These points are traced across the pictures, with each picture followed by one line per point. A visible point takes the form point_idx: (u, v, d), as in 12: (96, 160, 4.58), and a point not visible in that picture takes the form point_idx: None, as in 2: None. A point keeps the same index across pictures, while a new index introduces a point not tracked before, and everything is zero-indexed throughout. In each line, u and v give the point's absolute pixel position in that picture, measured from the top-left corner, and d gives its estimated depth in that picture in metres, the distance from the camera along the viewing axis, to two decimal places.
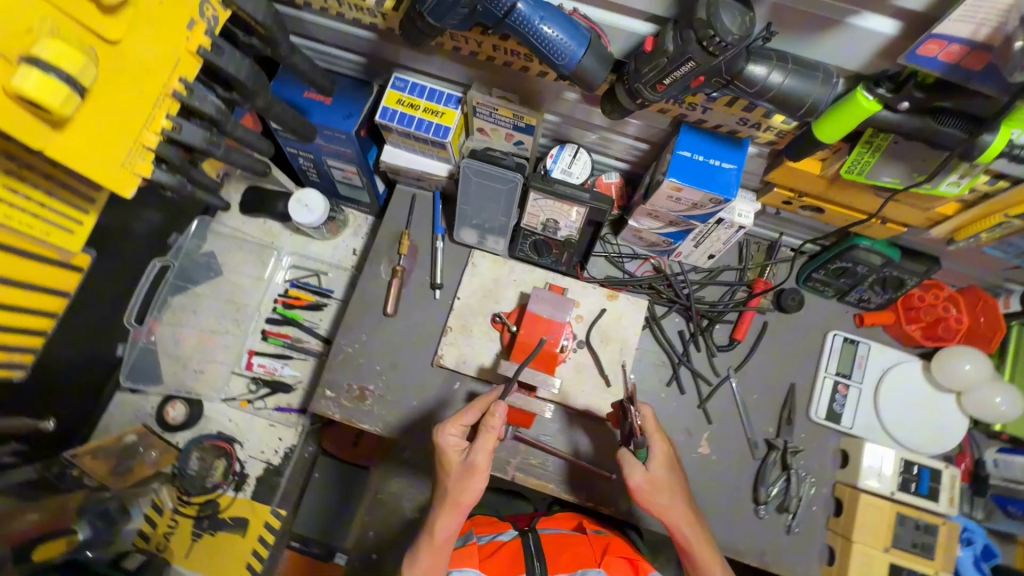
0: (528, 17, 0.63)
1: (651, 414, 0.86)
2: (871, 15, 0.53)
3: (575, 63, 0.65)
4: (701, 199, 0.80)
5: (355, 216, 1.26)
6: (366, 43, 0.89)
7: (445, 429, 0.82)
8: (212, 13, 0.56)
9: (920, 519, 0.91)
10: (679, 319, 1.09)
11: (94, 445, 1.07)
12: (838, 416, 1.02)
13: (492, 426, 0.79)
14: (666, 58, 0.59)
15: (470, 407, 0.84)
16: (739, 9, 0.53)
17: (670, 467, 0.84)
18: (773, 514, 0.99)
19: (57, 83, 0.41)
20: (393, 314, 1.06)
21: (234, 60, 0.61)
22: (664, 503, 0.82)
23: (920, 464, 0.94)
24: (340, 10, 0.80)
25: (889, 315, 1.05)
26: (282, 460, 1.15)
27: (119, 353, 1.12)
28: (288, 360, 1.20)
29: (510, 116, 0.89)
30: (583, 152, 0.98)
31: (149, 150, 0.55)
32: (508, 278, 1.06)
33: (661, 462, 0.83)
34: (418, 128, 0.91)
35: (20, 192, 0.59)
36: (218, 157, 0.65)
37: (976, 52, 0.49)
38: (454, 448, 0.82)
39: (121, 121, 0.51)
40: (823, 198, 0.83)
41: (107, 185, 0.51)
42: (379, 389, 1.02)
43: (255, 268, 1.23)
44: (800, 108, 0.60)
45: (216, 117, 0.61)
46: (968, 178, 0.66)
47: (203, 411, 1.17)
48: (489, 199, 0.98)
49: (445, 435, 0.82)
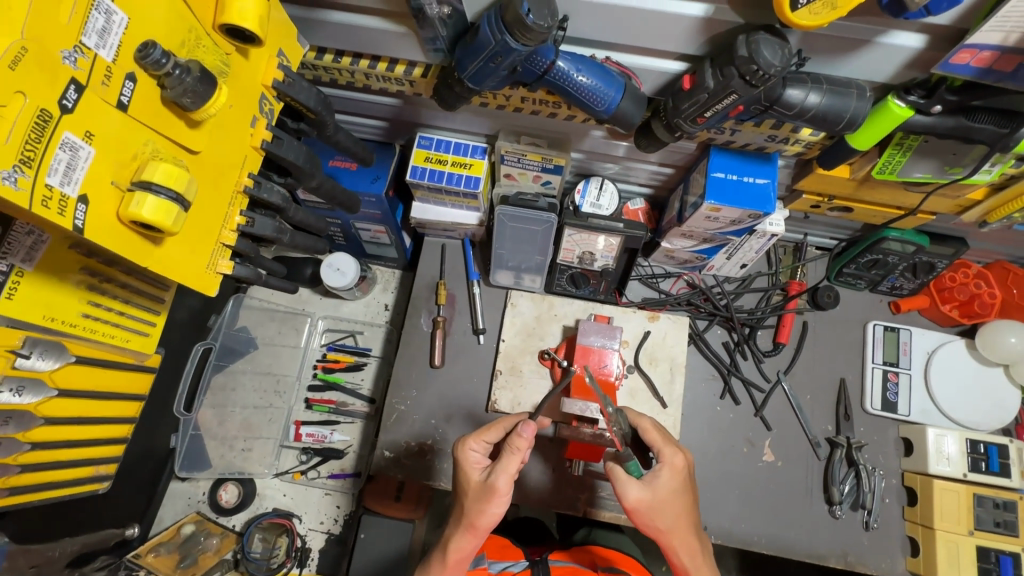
0: (565, 72, 0.65)
1: (651, 425, 0.82)
2: (898, 33, 0.56)
3: (613, 107, 0.69)
4: (740, 216, 0.83)
5: (384, 272, 1.28)
6: (390, 108, 0.92)
7: (468, 443, 0.80)
8: (267, 110, 0.60)
9: (997, 497, 0.92)
10: (721, 331, 1.10)
11: (155, 542, 1.04)
12: (894, 405, 1.03)
13: (516, 445, 0.73)
14: (707, 93, 0.61)
15: (493, 425, 0.82)
16: (778, 43, 0.56)
17: (681, 485, 0.76)
18: (848, 513, 0.99)
19: (171, 204, 0.42)
20: (441, 365, 1.07)
21: (292, 147, 0.63)
22: (665, 526, 0.75)
23: (986, 443, 0.95)
24: (367, 82, 0.83)
25: (924, 299, 1.08)
26: (343, 527, 1.14)
27: (171, 444, 1.10)
28: (336, 425, 1.18)
29: (538, 159, 0.91)
30: (608, 183, 1.00)
31: (227, 247, 0.56)
32: (550, 314, 1.07)
33: (669, 481, 0.76)
34: (449, 182, 0.93)
35: (103, 304, 0.58)
36: (286, 242, 0.66)
37: (1007, 56, 0.52)
38: (475, 465, 0.78)
39: (205, 226, 0.52)
40: (853, 198, 0.87)
41: (198, 288, 0.52)
42: (438, 443, 1.02)
43: (290, 337, 1.22)
44: (839, 122, 0.63)
45: (282, 205, 0.62)
46: (1000, 165, 0.70)
47: (256, 489, 1.15)
48: (524, 240, 1.00)
49: (467, 450, 0.79)
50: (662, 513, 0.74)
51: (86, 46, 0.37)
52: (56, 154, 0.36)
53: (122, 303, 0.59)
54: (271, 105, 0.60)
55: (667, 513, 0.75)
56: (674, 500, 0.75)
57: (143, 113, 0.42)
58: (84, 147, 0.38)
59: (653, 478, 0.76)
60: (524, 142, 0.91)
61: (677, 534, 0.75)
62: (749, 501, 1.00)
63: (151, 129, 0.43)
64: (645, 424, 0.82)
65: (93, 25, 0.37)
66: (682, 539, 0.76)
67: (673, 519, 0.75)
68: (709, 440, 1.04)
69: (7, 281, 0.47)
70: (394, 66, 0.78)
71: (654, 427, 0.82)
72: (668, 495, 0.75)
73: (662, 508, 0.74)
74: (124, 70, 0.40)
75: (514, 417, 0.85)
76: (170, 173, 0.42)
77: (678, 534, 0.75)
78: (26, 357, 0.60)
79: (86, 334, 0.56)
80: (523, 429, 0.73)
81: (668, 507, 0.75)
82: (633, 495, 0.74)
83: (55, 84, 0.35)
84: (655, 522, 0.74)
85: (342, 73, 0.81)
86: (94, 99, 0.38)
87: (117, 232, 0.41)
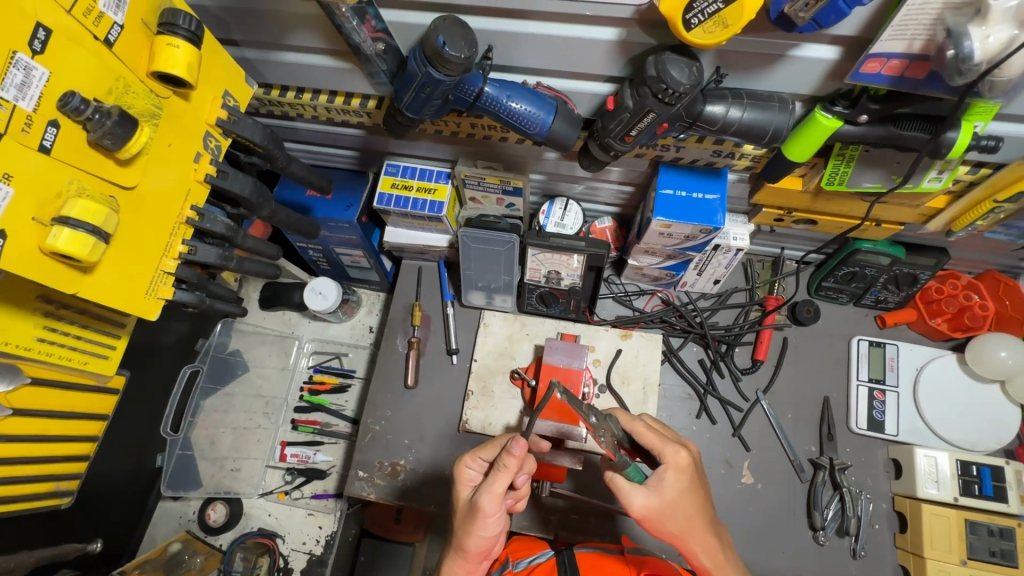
0: (495, 98, 0.68)
1: (646, 426, 0.74)
2: (808, 45, 0.56)
3: (546, 129, 0.70)
4: (692, 231, 0.82)
5: (368, 294, 1.30)
6: (357, 139, 0.96)
7: (465, 462, 0.77)
8: (213, 146, 0.63)
9: (991, 524, 0.86)
10: (696, 347, 1.08)
11: (141, 560, 1.03)
12: (881, 425, 0.99)
13: (505, 464, 0.70)
14: (628, 112, 0.63)
15: (490, 442, 0.77)
16: (685, 62, 0.57)
17: (689, 485, 0.70)
18: (834, 539, 0.94)
19: (86, 237, 0.46)
20: (415, 386, 1.08)
21: (237, 180, 0.66)
22: (678, 529, 0.69)
23: (978, 464, 0.90)
24: (330, 115, 0.88)
25: (910, 313, 1.03)
26: (324, 549, 1.14)
27: (158, 463, 1.12)
28: (320, 446, 1.20)
29: (497, 182, 0.94)
30: (573, 203, 1.01)
31: (170, 274, 0.60)
32: (521, 333, 1.07)
33: (675, 482, 0.70)
34: (414, 207, 0.96)
35: (59, 328, 0.62)
36: (232, 268, 0.69)
37: (916, 63, 0.51)
38: (469, 484, 0.77)
39: (143, 255, 0.56)
40: (812, 210, 0.85)
41: (135, 312, 0.57)
42: (411, 463, 1.03)
43: (278, 360, 1.25)
44: (764, 135, 0.63)
45: (227, 234, 0.66)
46: (948, 172, 0.68)
47: (242, 509, 1.16)
48: (491, 261, 1.02)
49: (464, 468, 0.76)
50: (672, 516, 0.69)
51: (4, 99, 0.42)
52: None
53: (79, 328, 0.64)
54: (218, 142, 0.64)
55: (677, 516, 0.69)
56: (683, 501, 0.69)
57: (68, 155, 0.47)
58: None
59: (657, 482, 0.70)
60: (482, 166, 0.93)
61: (694, 536, 0.69)
62: (731, 527, 0.95)
63: (77, 168, 0.48)
64: (638, 427, 0.74)
65: (12, 80, 0.42)
66: (701, 541, 0.69)
67: (685, 521, 0.69)
68: None
69: None
70: (350, 99, 0.82)
71: (649, 427, 0.74)
72: (675, 498, 0.69)
73: (672, 512, 0.69)
74: (46, 117, 0.45)
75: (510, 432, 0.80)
76: (87, 209, 0.46)
77: (694, 535, 0.69)
78: None
79: (39, 357, 0.61)
80: (512, 446, 0.70)
81: (679, 510, 0.69)
82: (638, 503, 0.69)
83: None
84: (666, 527, 0.69)
85: (304, 108, 0.86)
86: (12, 144, 0.43)
87: (36, 261, 0.46)
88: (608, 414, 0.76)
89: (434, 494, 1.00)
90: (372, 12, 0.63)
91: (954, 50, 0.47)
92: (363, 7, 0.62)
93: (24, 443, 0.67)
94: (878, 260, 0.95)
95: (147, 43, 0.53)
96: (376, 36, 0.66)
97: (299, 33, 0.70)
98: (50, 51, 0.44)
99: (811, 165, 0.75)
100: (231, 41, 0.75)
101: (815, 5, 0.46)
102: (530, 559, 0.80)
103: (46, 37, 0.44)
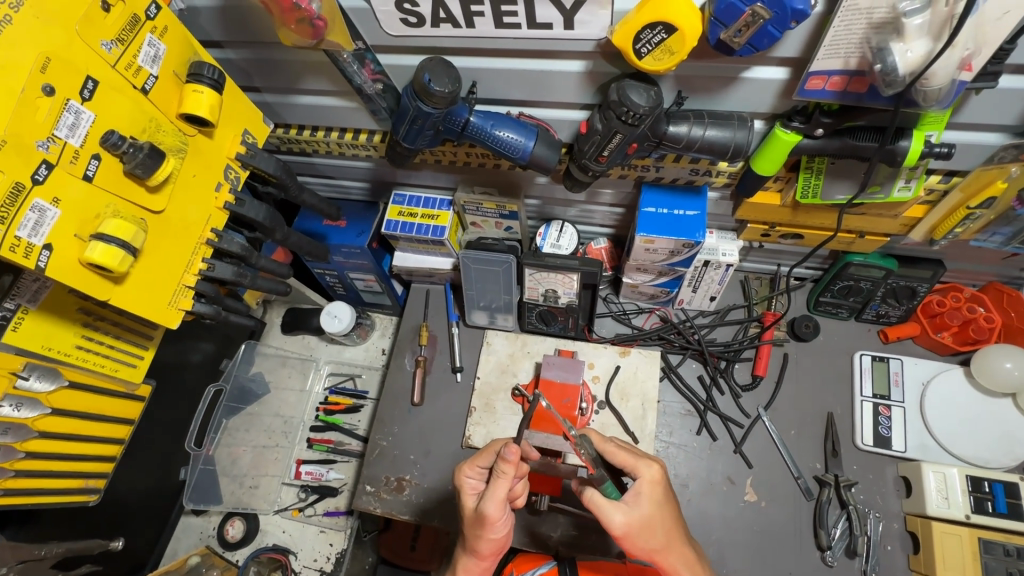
0: (481, 127, 0.74)
1: (619, 444, 0.76)
2: (759, 68, 0.61)
3: (528, 153, 0.75)
4: (675, 246, 0.87)
5: (382, 318, 1.36)
6: (367, 170, 1.05)
7: (464, 471, 0.79)
8: (233, 178, 0.72)
9: (1008, 544, 0.83)
10: (695, 364, 1.08)
11: (162, 569, 1.08)
12: (887, 441, 0.97)
13: (504, 470, 0.72)
14: (599, 134, 0.68)
15: (486, 449, 0.79)
16: (643, 86, 0.63)
17: (665, 498, 0.72)
18: (843, 560, 0.91)
19: (116, 250, 0.54)
20: (421, 403, 1.12)
21: (254, 207, 0.74)
22: (657, 545, 0.70)
23: (990, 480, 0.87)
24: (341, 150, 0.97)
25: (913, 327, 1.03)
26: (334, 566, 1.17)
27: (182, 476, 1.18)
28: (333, 464, 1.23)
29: (494, 207, 1.00)
30: (569, 225, 1.06)
31: (190, 288, 0.68)
32: (522, 352, 1.10)
33: (651, 494, 0.71)
34: (418, 231, 1.03)
35: (95, 338, 0.72)
36: (247, 285, 0.77)
37: (855, 78, 0.55)
38: (472, 493, 0.78)
39: (167, 270, 0.65)
40: (795, 224, 0.88)
41: (158, 321, 0.64)
42: (416, 478, 1.05)
43: (298, 381, 1.31)
44: (727, 151, 0.68)
45: (242, 254, 0.74)
46: (916, 180, 0.70)
47: (258, 525, 1.20)
48: (491, 281, 1.08)
49: (464, 477, 0.78)
50: (652, 531, 0.70)
51: (58, 137, 0.51)
52: (27, 214, 0.49)
53: (112, 338, 0.73)
54: (237, 173, 0.73)
55: (656, 530, 0.70)
56: (661, 514, 0.71)
57: (107, 183, 0.56)
58: (51, 209, 0.51)
59: (635, 497, 0.71)
60: (479, 192, 1.00)
61: (673, 549, 0.70)
62: (734, 545, 0.93)
63: (115, 195, 0.57)
64: (610, 447, 0.75)
65: (64, 122, 0.51)
66: (679, 554, 0.70)
67: (665, 535, 0.70)
68: (694, 478, 0.98)
69: (14, 316, 0.62)
70: (358, 135, 0.92)
71: (620, 445, 0.76)
72: (653, 512, 0.70)
73: (651, 527, 0.70)
74: (90, 151, 0.54)
75: (507, 437, 0.81)
76: (119, 226, 0.55)
77: (673, 550, 0.70)
78: (26, 379, 0.68)
79: (77, 362, 0.70)
80: (507, 452, 0.72)
81: (658, 523, 0.70)
82: (620, 520, 0.69)
83: (29, 164, 0.49)
84: (647, 543, 0.69)
85: (319, 144, 0.96)
86: (62, 174, 0.52)
87: (77, 272, 0.54)
88: (581, 432, 0.77)
89: (438, 508, 1.02)
90: (370, 57, 0.72)
91: (880, 65, 0.51)
92: (363, 52, 0.71)
93: (58, 441, 0.75)
94: (872, 273, 0.96)
95: (177, 90, 0.63)
96: (375, 78, 0.75)
97: (311, 77, 0.80)
98: (96, 98, 0.54)
99: (785, 179, 0.78)
100: (254, 88, 0.86)
101: (747, 30, 0.52)
102: (533, 572, 0.82)
103: (93, 87, 0.53)
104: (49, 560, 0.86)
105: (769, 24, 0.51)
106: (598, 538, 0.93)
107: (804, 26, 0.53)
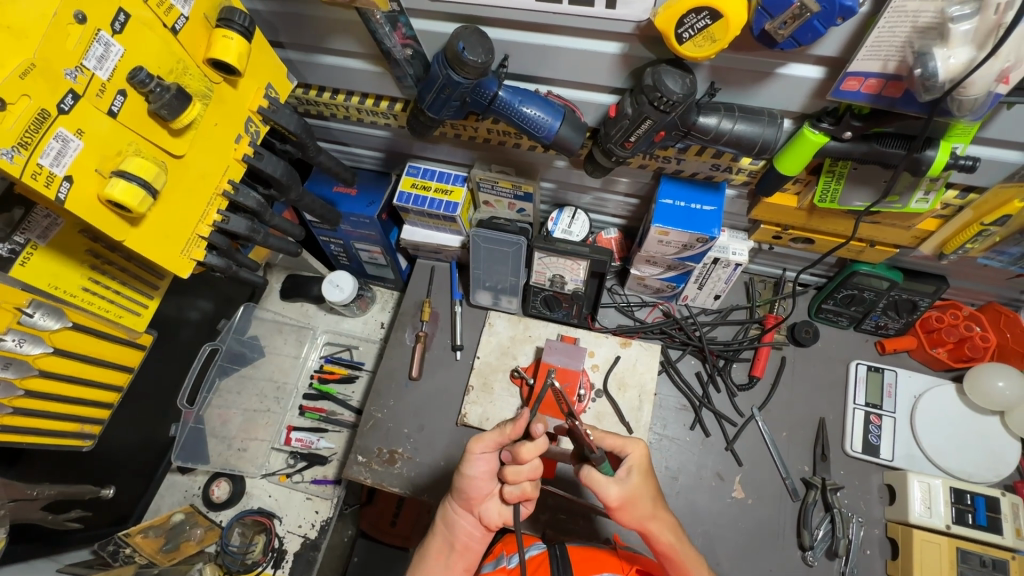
0: (509, 102, 0.73)
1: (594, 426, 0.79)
2: (795, 65, 0.61)
3: (553, 133, 0.75)
4: (689, 240, 0.87)
5: (383, 292, 1.34)
6: (384, 140, 1.04)
7: (472, 425, 0.79)
8: (252, 131, 0.71)
9: (984, 555, 0.87)
10: (694, 360, 1.09)
11: (145, 524, 1.05)
12: (876, 449, 0.99)
13: (507, 425, 0.72)
14: (628, 119, 0.67)
15: (496, 409, 0.81)
16: (679, 73, 0.62)
17: (649, 472, 0.74)
18: (824, 561, 0.92)
19: (137, 189, 0.54)
20: (418, 378, 1.10)
21: (272, 162, 0.74)
22: (644, 516, 0.71)
23: (972, 493, 0.91)
24: (361, 116, 0.96)
25: (910, 340, 1.04)
26: (319, 533, 1.13)
27: (172, 433, 1.17)
28: (324, 433, 1.20)
29: (509, 187, 1.00)
30: (581, 213, 1.05)
31: (204, 239, 0.67)
32: (524, 335, 1.09)
33: (640, 468, 0.73)
34: (431, 206, 1.02)
35: (101, 282, 0.73)
36: (259, 242, 0.75)
37: (891, 82, 0.56)
38: (477, 446, 0.78)
39: (182, 218, 0.63)
40: (808, 228, 0.88)
41: (171, 270, 0.63)
42: (408, 451, 1.04)
43: (293, 348, 1.28)
44: (753, 146, 0.68)
45: (257, 210, 0.73)
46: (935, 193, 0.71)
47: (245, 488, 1.17)
48: (499, 261, 1.07)
49: (473, 429, 0.78)
50: (639, 502, 0.71)
51: (86, 68, 0.50)
52: (50, 143, 0.48)
53: (117, 284, 0.75)
54: (257, 127, 0.72)
55: (644, 500, 0.71)
56: (648, 487, 0.72)
57: (131, 122, 0.55)
58: (74, 140, 0.50)
59: (625, 472, 0.72)
60: (496, 170, 1.00)
61: (656, 518, 0.72)
62: (722, 539, 0.94)
63: (138, 134, 0.56)
64: (600, 431, 0.77)
65: (93, 53, 0.50)
66: (664, 523, 0.72)
67: (651, 505, 0.71)
68: (683, 472, 0.99)
69: (22, 250, 0.64)
70: (379, 102, 0.90)
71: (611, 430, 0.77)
72: (640, 484, 0.72)
73: (639, 498, 0.71)
74: (116, 87, 0.53)
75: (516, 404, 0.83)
76: (142, 165, 0.54)
77: (658, 518, 0.71)
78: (30, 315, 0.69)
79: (81, 304, 0.71)
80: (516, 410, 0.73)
81: (645, 494, 0.72)
82: (613, 493, 0.70)
83: (56, 92, 0.48)
84: (634, 514, 0.71)
85: (338, 108, 0.95)
86: (88, 106, 0.51)
87: (95, 208, 0.53)
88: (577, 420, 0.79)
89: (429, 484, 1.00)
90: (403, 20, 0.72)
91: (921, 70, 0.51)
92: (396, 15, 0.70)
93: (57, 382, 0.74)
94: (876, 283, 0.97)
95: (206, 34, 0.62)
96: (406, 43, 0.75)
97: (339, 38, 0.78)
98: (127, 32, 0.53)
99: (805, 182, 0.79)
100: (278, 43, 0.84)
101: (792, 23, 0.52)
102: (524, 552, 0.79)
103: (124, 20, 0.52)
104: (39, 502, 0.85)
105: (816, 18, 0.51)
106: (587, 523, 0.93)
107: (848, 25, 0.54)
